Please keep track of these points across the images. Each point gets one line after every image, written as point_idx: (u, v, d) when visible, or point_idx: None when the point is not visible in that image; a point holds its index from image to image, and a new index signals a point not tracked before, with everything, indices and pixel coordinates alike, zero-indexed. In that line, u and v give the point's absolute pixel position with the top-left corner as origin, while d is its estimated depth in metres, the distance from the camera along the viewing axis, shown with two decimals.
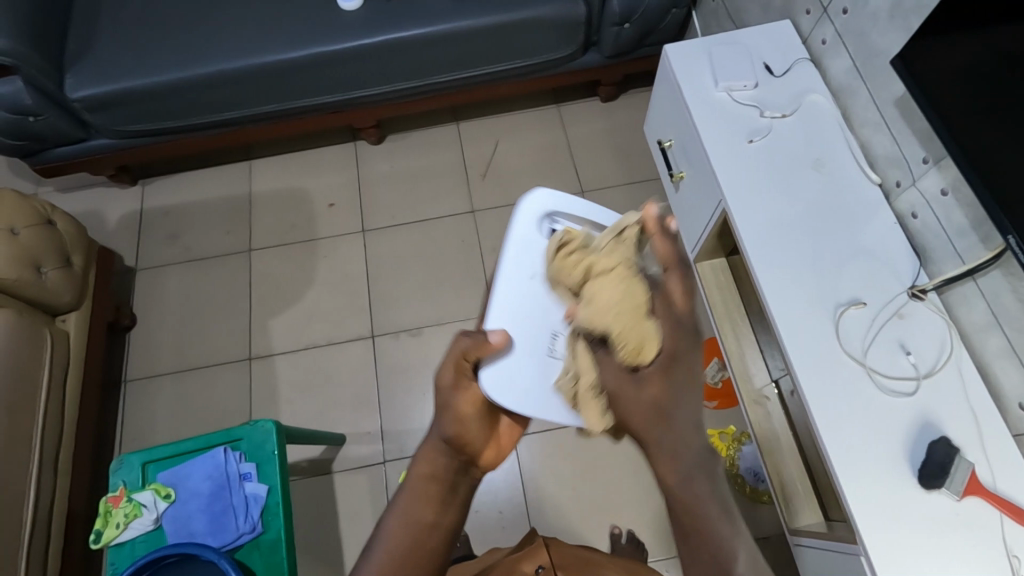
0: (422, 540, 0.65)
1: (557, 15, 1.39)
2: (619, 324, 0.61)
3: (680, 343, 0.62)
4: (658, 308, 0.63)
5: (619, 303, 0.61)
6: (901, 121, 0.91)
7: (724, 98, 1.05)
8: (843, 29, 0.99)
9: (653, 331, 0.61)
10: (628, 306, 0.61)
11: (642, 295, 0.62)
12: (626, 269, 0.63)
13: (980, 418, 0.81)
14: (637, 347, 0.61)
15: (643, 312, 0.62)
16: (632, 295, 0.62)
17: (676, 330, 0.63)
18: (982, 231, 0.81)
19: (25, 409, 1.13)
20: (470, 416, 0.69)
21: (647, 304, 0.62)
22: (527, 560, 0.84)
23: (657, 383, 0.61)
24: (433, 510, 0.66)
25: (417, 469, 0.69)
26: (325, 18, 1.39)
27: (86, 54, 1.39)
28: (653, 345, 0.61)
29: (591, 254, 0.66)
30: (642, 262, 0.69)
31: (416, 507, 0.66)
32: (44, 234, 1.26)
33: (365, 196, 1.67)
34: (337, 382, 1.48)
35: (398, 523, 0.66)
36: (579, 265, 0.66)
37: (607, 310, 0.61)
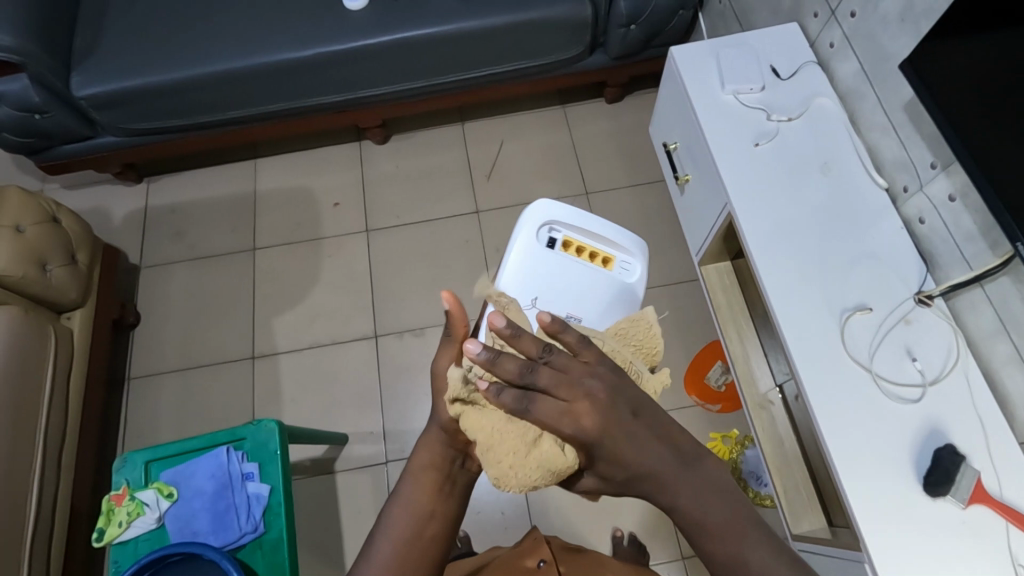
0: (420, 530, 0.64)
1: (563, 16, 1.39)
2: (517, 471, 0.58)
3: (591, 408, 0.53)
4: (542, 423, 0.55)
5: (512, 467, 0.58)
6: (909, 125, 0.91)
7: (731, 101, 1.05)
8: (852, 32, 0.99)
9: (555, 447, 0.56)
10: (519, 459, 0.57)
11: (522, 429, 0.57)
12: (497, 404, 0.56)
13: (987, 426, 0.81)
14: (551, 472, 0.57)
15: (530, 441, 0.57)
16: (506, 438, 0.58)
17: (572, 394, 0.54)
18: (990, 237, 0.80)
19: (30, 405, 1.14)
20: None
21: (533, 433, 0.57)
22: (529, 555, 0.84)
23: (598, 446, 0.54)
24: (431, 498, 0.66)
25: (417, 459, 0.69)
26: (331, 18, 1.39)
27: (93, 52, 1.39)
28: (563, 463, 0.56)
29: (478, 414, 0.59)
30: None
31: (415, 496, 0.66)
32: (49, 230, 1.27)
33: (369, 195, 1.67)
34: (341, 382, 1.48)
35: (398, 513, 0.65)
36: (465, 424, 0.60)
37: (508, 475, 0.58)
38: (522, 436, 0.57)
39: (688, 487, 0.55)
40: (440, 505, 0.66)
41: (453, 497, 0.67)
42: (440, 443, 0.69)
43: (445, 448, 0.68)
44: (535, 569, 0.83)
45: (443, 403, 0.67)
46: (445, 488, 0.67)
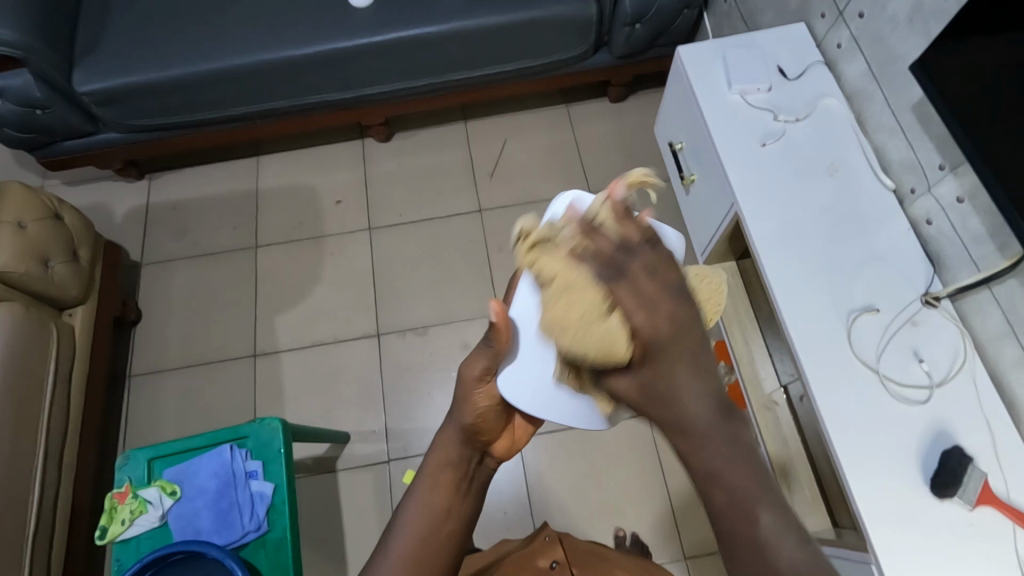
0: (436, 526, 0.69)
1: (568, 14, 1.38)
2: (574, 331, 0.50)
3: (666, 323, 0.49)
4: (624, 298, 0.49)
5: (569, 312, 0.50)
6: (917, 126, 0.90)
7: (738, 101, 1.05)
8: (859, 33, 0.98)
9: (620, 327, 0.49)
10: (585, 313, 0.50)
11: (597, 291, 0.50)
12: (580, 264, 0.51)
13: (994, 429, 0.80)
14: (604, 351, 0.50)
15: (602, 311, 0.49)
16: (582, 293, 0.50)
17: (652, 308, 0.49)
18: (999, 239, 0.80)
19: (31, 402, 1.13)
20: (487, 410, 0.70)
21: (603, 301, 0.50)
22: (543, 555, 0.84)
23: (647, 367, 0.51)
24: (446, 495, 0.71)
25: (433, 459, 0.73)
26: (335, 15, 1.39)
27: (95, 47, 1.38)
28: (619, 343, 0.49)
29: (546, 253, 0.54)
30: (661, 238, 0.66)
31: (433, 493, 0.70)
32: (51, 227, 1.26)
33: (372, 194, 1.67)
34: (343, 380, 1.48)
35: (415, 509, 0.69)
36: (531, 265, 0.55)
37: (561, 319, 0.51)
38: (595, 302, 0.50)
39: (715, 453, 0.50)
40: (454, 502, 0.71)
41: (468, 497, 0.72)
42: (455, 443, 0.73)
43: (460, 449, 0.73)
44: (548, 570, 0.83)
45: (464, 407, 0.70)
46: (460, 488, 0.71)
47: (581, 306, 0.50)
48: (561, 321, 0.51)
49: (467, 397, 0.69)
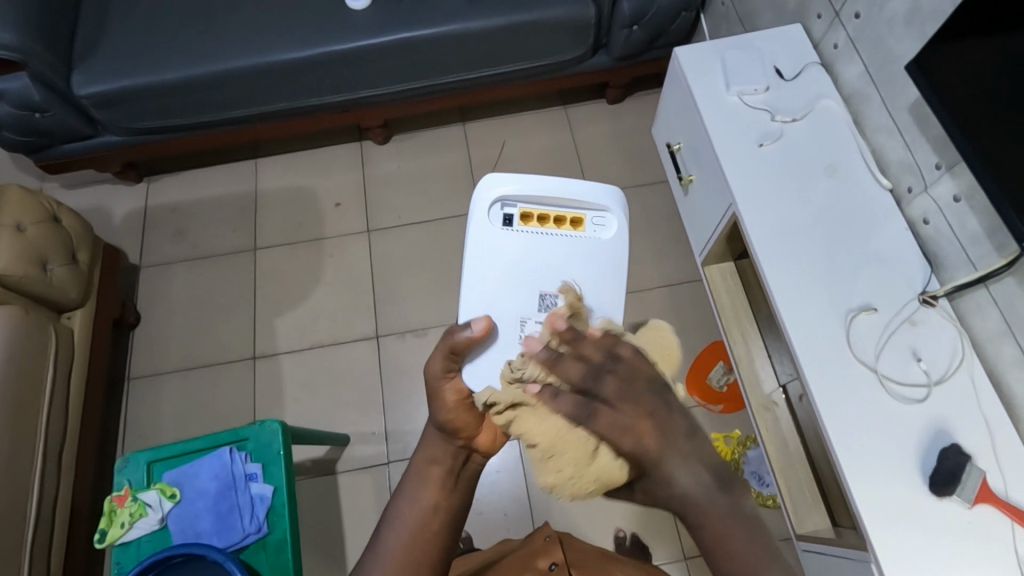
0: (425, 525, 0.72)
1: (567, 16, 1.39)
2: (573, 483, 0.59)
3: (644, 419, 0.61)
4: (603, 428, 0.60)
5: (561, 473, 0.59)
6: (914, 127, 0.91)
7: (736, 102, 1.05)
8: (856, 34, 0.99)
9: (613, 462, 0.59)
10: (572, 468, 0.59)
11: (582, 433, 0.60)
12: (558, 412, 0.61)
13: (992, 428, 0.81)
14: (603, 483, 0.60)
15: (591, 451, 0.59)
16: (568, 448, 0.59)
17: (631, 398, 0.62)
18: (996, 238, 0.81)
19: (30, 405, 1.13)
20: (460, 406, 0.74)
21: (589, 441, 0.60)
22: (542, 556, 0.83)
23: (639, 455, 0.60)
24: (435, 492, 0.73)
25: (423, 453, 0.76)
26: (334, 18, 1.39)
27: (94, 50, 1.39)
28: (616, 475, 0.60)
29: (527, 408, 0.63)
30: (604, 220, 0.87)
31: (420, 489, 0.73)
32: (50, 230, 1.26)
33: (371, 196, 1.67)
34: (342, 382, 1.48)
35: (404, 505, 0.73)
36: (510, 424, 0.63)
37: (558, 482, 0.59)
38: (585, 446, 0.59)
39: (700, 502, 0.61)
40: (442, 498, 0.73)
41: (457, 492, 0.74)
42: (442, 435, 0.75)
43: (443, 445, 0.75)
44: (548, 571, 0.81)
45: (437, 404, 0.74)
46: (449, 483, 0.74)
47: (564, 441, 0.59)
48: (566, 471, 0.59)
49: (438, 396, 0.74)
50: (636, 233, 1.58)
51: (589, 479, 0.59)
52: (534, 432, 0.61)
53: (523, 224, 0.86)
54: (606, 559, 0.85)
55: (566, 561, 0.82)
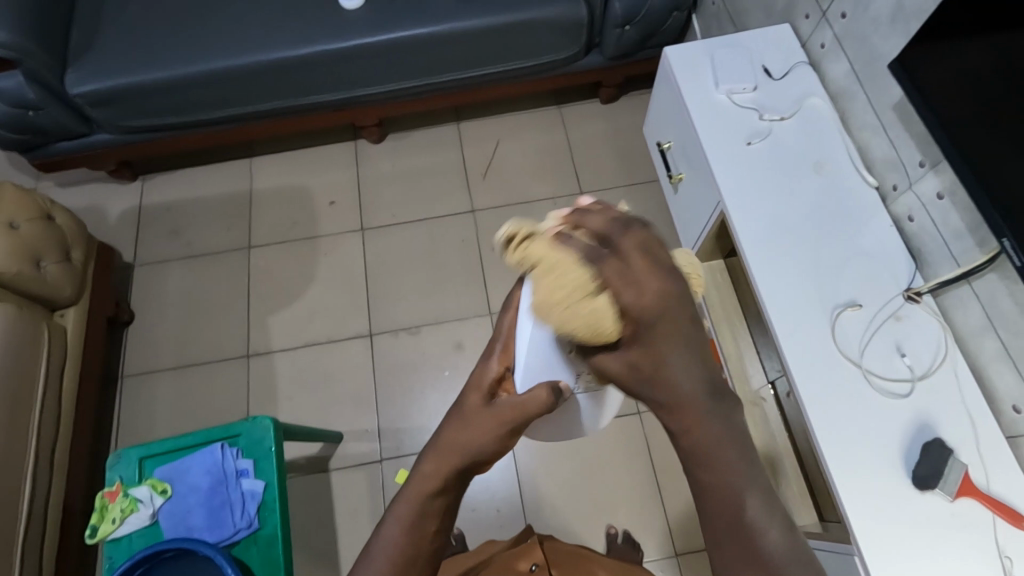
0: (425, 549, 0.58)
1: (559, 16, 1.40)
2: (560, 315, 0.44)
3: (655, 297, 0.42)
4: (609, 276, 0.42)
5: (555, 295, 0.43)
6: (899, 124, 0.92)
7: (724, 101, 1.06)
8: (843, 33, 1.00)
9: (605, 307, 0.43)
10: (569, 293, 0.43)
11: (580, 270, 0.43)
12: (563, 244, 0.45)
13: (975, 423, 0.81)
14: (592, 330, 0.44)
15: (588, 291, 0.43)
16: (570, 273, 0.43)
17: (640, 285, 0.42)
18: (978, 234, 0.82)
19: (23, 402, 1.13)
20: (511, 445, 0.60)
21: (592, 280, 0.43)
22: (522, 557, 0.84)
23: (639, 345, 0.45)
24: (438, 520, 0.58)
25: (424, 474, 0.57)
26: (328, 17, 1.40)
27: (89, 48, 1.39)
28: (608, 319, 0.43)
29: (527, 253, 0.47)
30: None
31: (423, 514, 0.57)
32: (44, 228, 1.26)
33: (365, 195, 1.68)
34: (336, 379, 1.48)
35: (395, 532, 0.57)
36: (522, 261, 0.48)
37: (546, 306, 0.44)
38: (578, 287, 0.43)
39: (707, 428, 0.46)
40: (443, 522, 0.59)
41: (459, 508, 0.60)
42: (465, 460, 0.57)
43: (461, 473, 0.57)
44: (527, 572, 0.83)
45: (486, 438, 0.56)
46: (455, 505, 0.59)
47: (555, 294, 0.43)
48: (550, 296, 0.44)
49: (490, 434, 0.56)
50: None
51: (583, 320, 0.43)
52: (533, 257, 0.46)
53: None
54: (586, 559, 0.87)
55: (545, 561, 0.85)
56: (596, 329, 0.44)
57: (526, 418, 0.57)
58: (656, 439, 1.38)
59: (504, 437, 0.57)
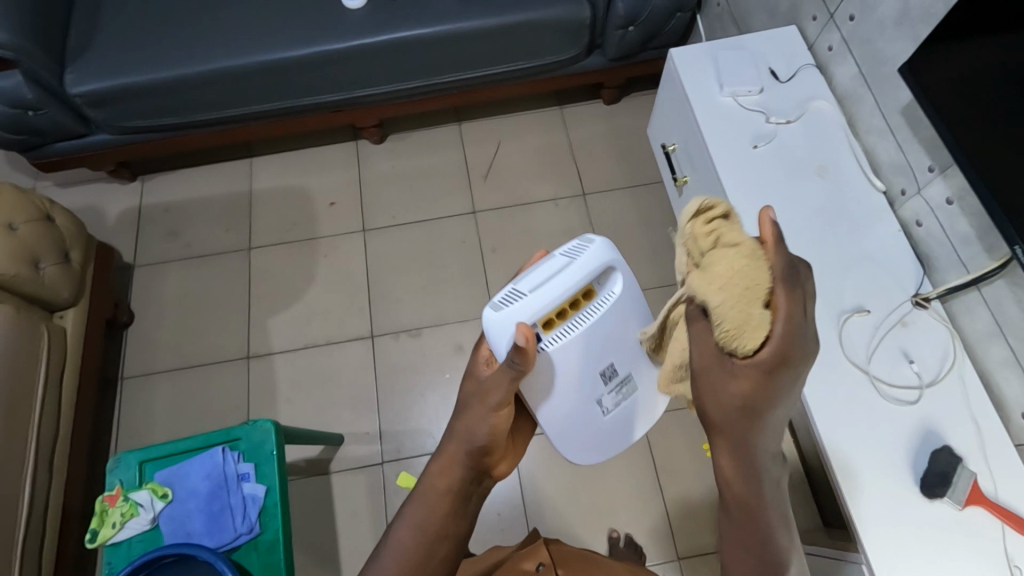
0: (431, 552, 0.71)
1: (562, 17, 1.39)
2: (731, 300, 0.55)
3: (782, 341, 0.56)
4: (776, 293, 0.56)
5: (737, 282, 0.55)
6: (906, 128, 0.91)
7: (729, 104, 1.05)
8: (849, 36, 0.99)
9: (767, 320, 0.56)
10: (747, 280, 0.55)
11: (766, 277, 0.56)
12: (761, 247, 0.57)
13: (984, 430, 0.81)
14: (745, 328, 0.56)
15: (762, 298, 0.56)
16: (755, 272, 0.56)
17: (791, 326, 0.56)
18: (987, 240, 0.81)
19: (22, 404, 1.12)
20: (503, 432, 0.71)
21: (767, 292, 0.56)
22: (528, 557, 0.84)
23: (783, 370, 0.57)
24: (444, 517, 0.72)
25: (432, 478, 0.73)
26: (329, 17, 1.39)
27: (88, 48, 1.38)
28: (764, 332, 0.56)
29: (722, 233, 0.58)
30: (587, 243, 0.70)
31: (430, 513, 0.72)
32: (42, 228, 1.25)
33: (365, 195, 1.67)
34: (336, 381, 1.48)
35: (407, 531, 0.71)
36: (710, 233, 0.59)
37: (725, 286, 0.55)
38: (757, 286, 0.55)
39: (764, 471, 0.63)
40: (449, 519, 0.73)
41: (463, 517, 0.74)
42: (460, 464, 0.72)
43: (460, 467, 0.72)
44: (534, 571, 0.82)
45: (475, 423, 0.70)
46: (458, 510, 0.73)
47: (743, 281, 0.55)
48: (728, 278, 0.56)
49: (478, 423, 0.69)
50: (630, 232, 1.58)
51: (744, 320, 0.55)
52: (727, 237, 0.58)
53: (550, 333, 0.69)
54: (592, 562, 0.85)
55: (551, 560, 0.83)
56: (750, 333, 0.56)
57: (505, 395, 0.67)
58: (658, 442, 1.37)
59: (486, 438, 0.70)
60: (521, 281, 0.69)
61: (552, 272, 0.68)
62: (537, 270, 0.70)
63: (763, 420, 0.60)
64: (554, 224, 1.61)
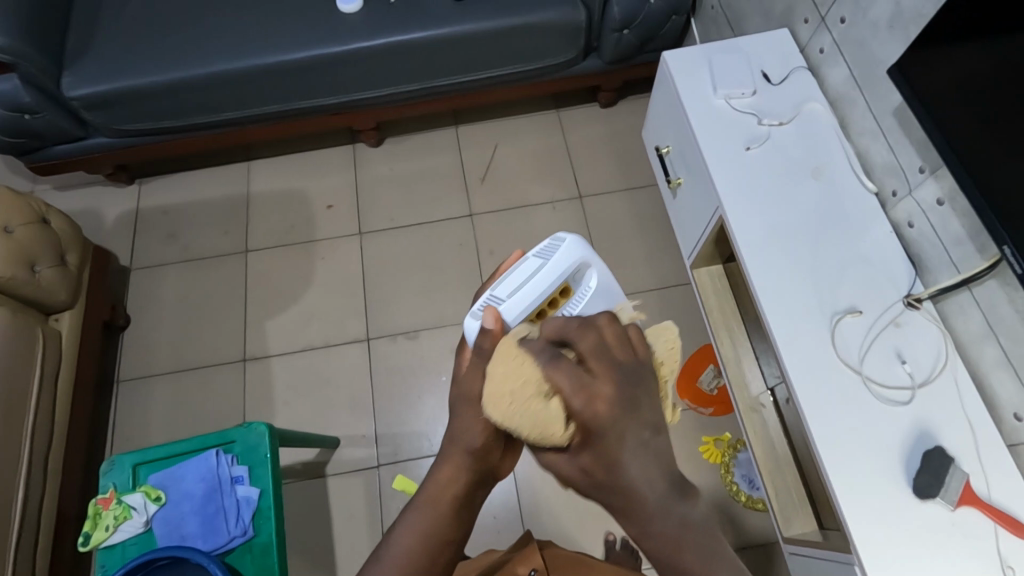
0: (433, 559, 0.66)
1: (557, 20, 1.39)
2: (504, 404, 0.50)
3: (605, 402, 0.47)
4: (563, 381, 0.48)
5: (513, 392, 0.50)
6: (898, 130, 0.92)
7: (723, 106, 1.05)
8: (841, 38, 1.00)
9: (547, 405, 0.48)
10: (530, 371, 0.50)
11: (533, 376, 0.50)
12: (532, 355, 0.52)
13: (977, 431, 0.81)
14: (536, 429, 0.48)
15: (540, 391, 0.49)
16: (521, 372, 0.50)
17: (590, 388, 0.48)
18: (978, 240, 0.81)
19: (16, 407, 1.12)
20: (500, 422, 0.62)
21: (540, 381, 0.49)
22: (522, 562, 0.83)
23: (588, 454, 0.48)
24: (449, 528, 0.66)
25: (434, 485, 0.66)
26: (326, 20, 1.40)
27: (86, 52, 1.39)
28: (555, 423, 0.48)
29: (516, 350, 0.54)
30: (558, 244, 0.72)
31: (430, 526, 0.65)
32: (39, 231, 1.25)
33: (363, 199, 1.67)
34: (333, 384, 1.47)
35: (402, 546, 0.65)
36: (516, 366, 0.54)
37: (496, 394, 0.51)
38: (532, 382, 0.50)
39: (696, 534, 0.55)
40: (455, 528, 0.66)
41: (467, 523, 0.67)
42: (463, 471, 0.65)
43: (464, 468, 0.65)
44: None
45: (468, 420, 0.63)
46: (462, 515, 0.66)
47: (518, 387, 0.50)
48: (507, 392, 0.50)
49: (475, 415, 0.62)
50: (627, 234, 1.59)
51: (535, 409, 0.48)
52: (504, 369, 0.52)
53: None
54: (585, 566, 0.85)
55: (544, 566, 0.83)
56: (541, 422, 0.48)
57: None
58: None
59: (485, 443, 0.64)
60: (498, 288, 0.69)
61: (528, 273, 0.69)
62: (512, 273, 0.70)
63: (623, 491, 0.48)
64: (551, 226, 1.61)
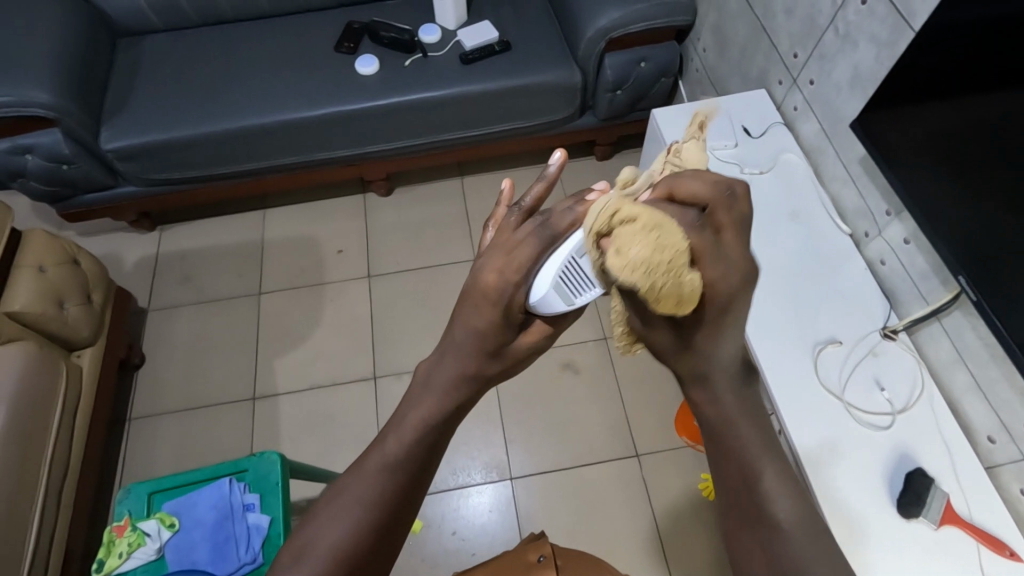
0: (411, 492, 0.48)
1: (555, 81, 1.53)
2: (665, 274, 0.39)
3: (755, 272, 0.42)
4: (699, 245, 0.41)
5: (659, 252, 0.39)
6: (865, 177, 1.01)
7: (707, 156, 1.15)
8: (811, 97, 1.11)
9: (694, 278, 0.40)
10: (670, 253, 0.40)
11: (681, 234, 0.41)
12: (662, 207, 0.42)
13: (954, 453, 0.85)
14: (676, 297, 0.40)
15: (684, 257, 0.40)
16: (673, 232, 0.41)
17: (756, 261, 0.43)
18: (942, 275, 0.89)
19: (37, 438, 1.17)
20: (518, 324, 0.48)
21: (687, 251, 0.40)
22: (532, 549, 0.79)
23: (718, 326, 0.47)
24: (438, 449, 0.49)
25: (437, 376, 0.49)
26: (345, 81, 1.53)
27: (122, 109, 1.51)
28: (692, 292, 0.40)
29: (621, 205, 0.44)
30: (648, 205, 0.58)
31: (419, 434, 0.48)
32: (68, 271, 1.33)
33: (371, 244, 1.76)
34: (338, 421, 1.51)
35: (380, 461, 0.47)
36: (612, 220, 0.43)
37: (648, 258, 0.40)
38: (674, 253, 0.40)
39: None
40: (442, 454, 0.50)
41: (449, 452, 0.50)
42: (475, 365, 0.49)
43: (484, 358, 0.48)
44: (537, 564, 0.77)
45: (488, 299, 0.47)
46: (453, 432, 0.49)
47: (670, 248, 0.40)
48: (648, 230, 0.41)
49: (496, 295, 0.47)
50: None
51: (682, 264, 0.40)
52: (631, 232, 0.41)
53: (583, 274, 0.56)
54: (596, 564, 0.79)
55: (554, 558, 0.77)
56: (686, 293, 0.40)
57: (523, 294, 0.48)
58: (654, 482, 1.39)
59: (453, 405, 0.48)
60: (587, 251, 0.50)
61: None
62: None
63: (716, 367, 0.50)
64: None
